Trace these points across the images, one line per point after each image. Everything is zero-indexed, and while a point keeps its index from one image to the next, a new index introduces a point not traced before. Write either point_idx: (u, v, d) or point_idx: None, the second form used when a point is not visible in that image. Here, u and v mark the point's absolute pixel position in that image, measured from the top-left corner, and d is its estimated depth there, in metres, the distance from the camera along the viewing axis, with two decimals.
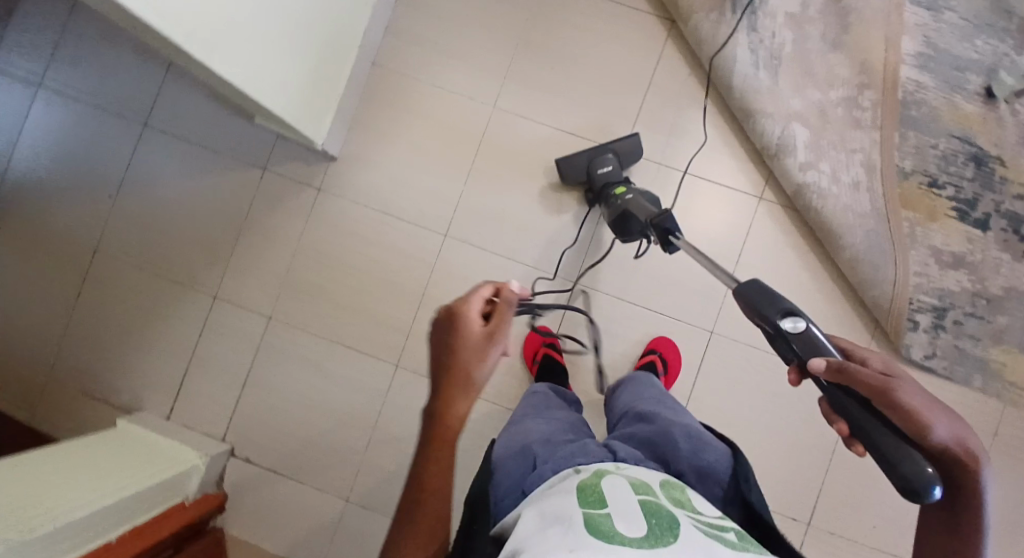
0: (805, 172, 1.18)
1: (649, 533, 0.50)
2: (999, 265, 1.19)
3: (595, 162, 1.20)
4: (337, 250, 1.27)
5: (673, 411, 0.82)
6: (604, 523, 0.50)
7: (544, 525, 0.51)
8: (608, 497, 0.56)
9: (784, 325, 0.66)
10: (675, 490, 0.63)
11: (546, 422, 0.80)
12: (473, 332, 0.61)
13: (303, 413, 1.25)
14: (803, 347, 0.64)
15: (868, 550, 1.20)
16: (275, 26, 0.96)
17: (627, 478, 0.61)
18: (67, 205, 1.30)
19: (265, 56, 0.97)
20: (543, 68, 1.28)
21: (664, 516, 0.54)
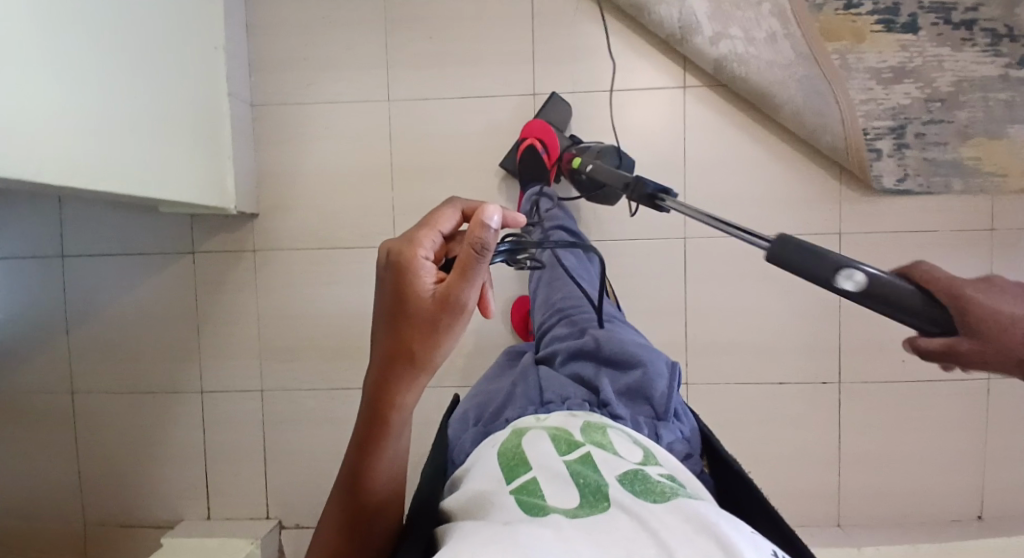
0: (718, 45, 1.11)
1: (581, 501, 0.54)
2: (942, 61, 1.13)
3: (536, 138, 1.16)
4: (297, 302, 1.24)
5: (611, 328, 0.86)
6: (534, 498, 0.54)
7: (480, 514, 0.55)
8: (531, 461, 0.59)
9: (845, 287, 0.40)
10: (595, 432, 0.64)
11: (492, 376, 0.88)
12: (421, 290, 0.54)
13: (330, 463, 1.25)
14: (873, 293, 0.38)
15: (905, 384, 1.20)
16: (135, 119, 0.91)
17: (547, 432, 0.64)
18: (27, 361, 1.27)
19: (141, 152, 0.92)
20: (420, 41, 1.21)
21: (587, 472, 0.57)
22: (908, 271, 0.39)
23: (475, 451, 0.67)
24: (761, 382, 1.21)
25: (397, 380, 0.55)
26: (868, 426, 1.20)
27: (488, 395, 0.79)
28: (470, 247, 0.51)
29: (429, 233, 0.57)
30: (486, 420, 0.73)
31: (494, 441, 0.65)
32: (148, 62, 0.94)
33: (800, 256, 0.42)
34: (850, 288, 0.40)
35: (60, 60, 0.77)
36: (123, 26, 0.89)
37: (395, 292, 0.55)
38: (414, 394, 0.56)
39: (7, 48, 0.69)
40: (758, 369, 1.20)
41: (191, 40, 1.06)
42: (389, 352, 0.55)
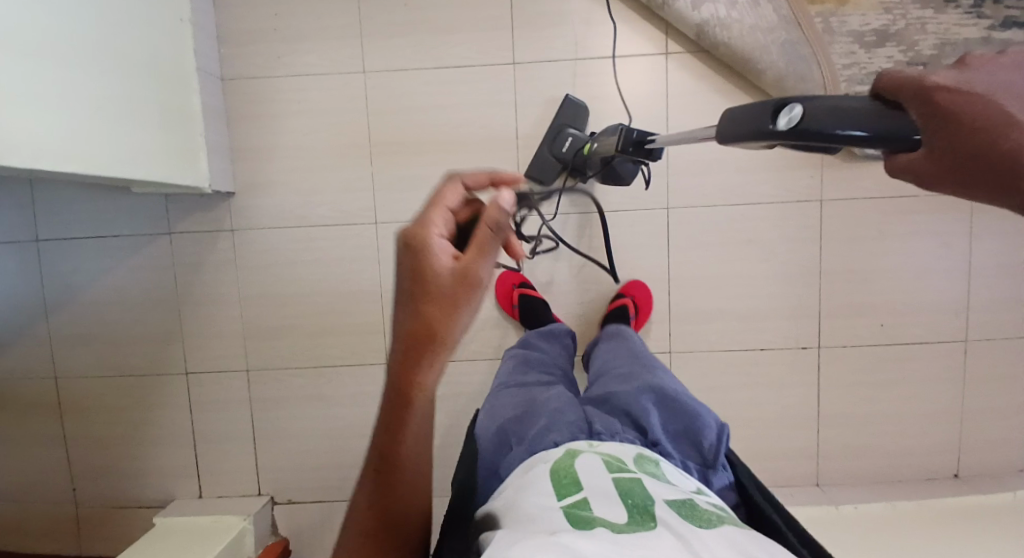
0: (699, 9, 1.08)
1: (628, 518, 0.62)
2: (926, 23, 1.12)
3: (555, 145, 1.15)
4: (279, 281, 1.23)
5: (647, 366, 0.94)
6: (584, 512, 0.63)
7: (531, 519, 0.63)
8: (583, 482, 0.67)
9: (779, 125, 0.50)
10: (647, 461, 0.74)
11: (523, 390, 0.94)
12: (439, 264, 0.58)
13: (320, 440, 1.26)
14: (814, 124, 0.48)
15: (885, 347, 1.22)
16: (102, 100, 0.88)
17: (599, 456, 0.73)
18: (7, 347, 1.26)
19: (108, 136, 0.90)
20: (394, 10, 1.17)
21: (636, 493, 0.66)
22: (870, 86, 0.47)
23: (524, 467, 0.75)
24: (743, 349, 1.22)
25: (417, 361, 0.58)
26: (847, 390, 1.23)
27: (528, 412, 0.85)
28: (487, 226, 0.58)
29: (442, 214, 0.61)
30: (532, 438, 0.79)
31: (549, 460, 0.73)
32: (111, 42, 0.91)
33: (745, 122, 0.54)
34: (785, 124, 0.50)
35: (20, 39, 0.75)
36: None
37: (411, 271, 0.59)
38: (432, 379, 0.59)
39: None
40: (740, 337, 1.22)
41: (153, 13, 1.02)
42: (412, 337, 0.58)
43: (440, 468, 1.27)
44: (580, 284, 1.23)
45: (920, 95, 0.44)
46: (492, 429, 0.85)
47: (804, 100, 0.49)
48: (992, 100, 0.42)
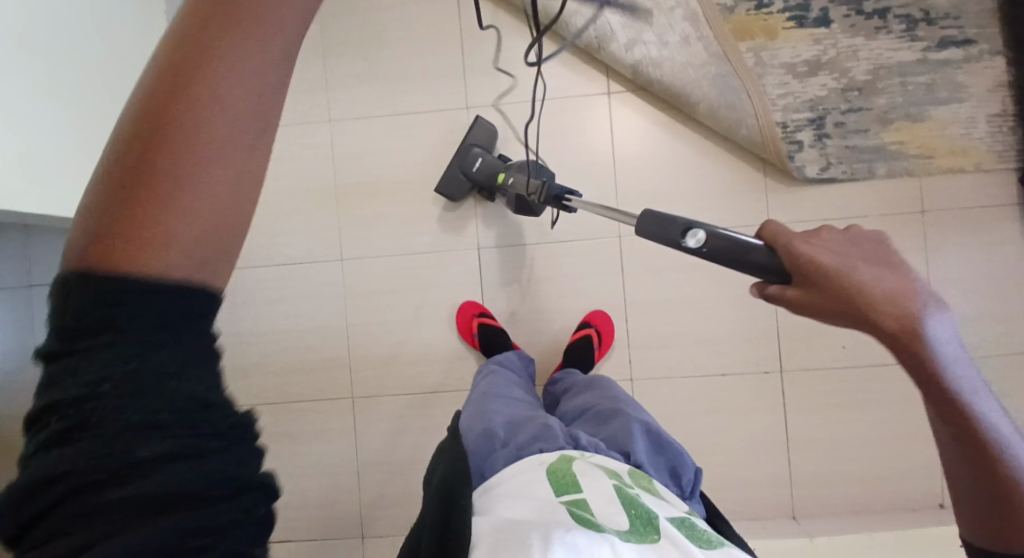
0: (632, 51, 1.16)
1: (632, 528, 0.60)
2: (857, 51, 1.16)
3: (465, 163, 1.20)
4: (249, 319, 1.29)
5: (630, 404, 0.93)
6: (584, 513, 0.62)
7: (533, 513, 0.62)
8: (586, 489, 0.66)
9: (689, 245, 0.55)
10: (642, 479, 0.73)
11: (509, 404, 0.91)
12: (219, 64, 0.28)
13: (289, 475, 1.28)
14: (715, 250, 0.53)
15: (849, 369, 1.20)
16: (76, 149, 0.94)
17: (600, 468, 0.71)
18: None
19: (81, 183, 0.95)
20: (357, 65, 1.27)
21: (641, 508, 0.64)
22: (760, 231, 0.52)
23: (510, 469, 0.72)
24: (702, 375, 1.22)
25: (129, 221, 0.28)
26: (815, 413, 1.20)
27: (515, 423, 0.82)
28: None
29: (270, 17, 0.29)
30: (518, 444, 0.77)
31: (542, 461, 0.72)
32: (97, 99, 0.99)
33: (658, 233, 0.58)
34: (695, 245, 0.55)
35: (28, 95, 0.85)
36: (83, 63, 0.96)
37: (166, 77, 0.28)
38: (212, 127, 0.28)
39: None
40: (698, 362, 1.22)
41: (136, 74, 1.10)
42: (199, 10, 0.28)
43: (404, 503, 1.26)
44: (539, 313, 1.26)
45: (825, 286, 0.47)
46: (480, 430, 0.81)
47: (713, 227, 0.54)
48: (869, 281, 0.47)
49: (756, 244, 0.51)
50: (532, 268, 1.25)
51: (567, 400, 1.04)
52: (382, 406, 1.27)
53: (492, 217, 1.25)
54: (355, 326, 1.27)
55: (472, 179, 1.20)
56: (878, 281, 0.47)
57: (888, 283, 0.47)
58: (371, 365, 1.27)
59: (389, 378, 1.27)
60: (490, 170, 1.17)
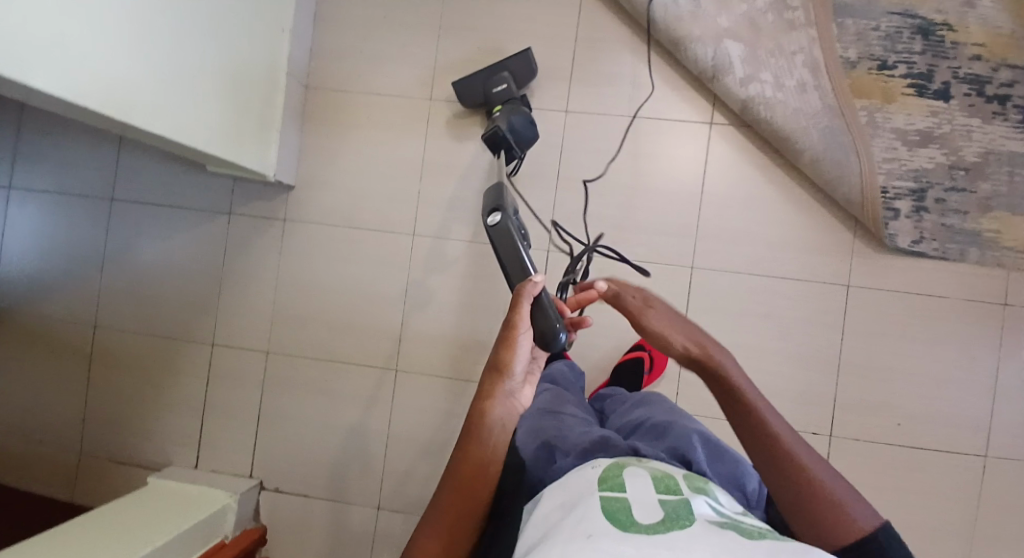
0: (746, 86, 1.14)
1: (668, 519, 0.59)
2: (971, 132, 1.14)
3: (490, 82, 1.20)
4: (314, 274, 1.30)
5: (684, 418, 0.93)
6: (623, 515, 0.60)
7: (571, 515, 0.61)
8: (629, 490, 0.64)
9: (488, 220, 0.88)
10: (697, 480, 0.70)
11: (567, 414, 0.90)
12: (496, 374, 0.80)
13: (319, 435, 1.29)
14: (498, 233, 0.87)
15: (897, 448, 1.18)
16: (146, 47, 0.90)
17: (649, 471, 0.69)
18: (59, 295, 1.36)
19: (149, 82, 0.92)
20: (469, 49, 1.29)
21: (682, 506, 0.61)
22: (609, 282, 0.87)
23: (567, 473, 0.71)
24: None
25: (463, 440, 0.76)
26: (855, 485, 1.18)
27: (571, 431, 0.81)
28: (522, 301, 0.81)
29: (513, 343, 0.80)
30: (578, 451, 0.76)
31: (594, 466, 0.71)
32: (213, 31, 1.04)
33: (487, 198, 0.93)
34: (494, 222, 0.88)
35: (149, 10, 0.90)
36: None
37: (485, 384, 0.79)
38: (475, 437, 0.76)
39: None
40: None
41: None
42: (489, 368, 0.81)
43: (425, 485, 1.26)
44: (596, 327, 1.25)
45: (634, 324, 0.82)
46: (534, 441, 0.80)
47: (505, 216, 0.88)
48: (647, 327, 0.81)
49: (517, 241, 0.87)
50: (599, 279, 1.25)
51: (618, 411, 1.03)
52: (423, 386, 1.27)
53: (571, 221, 1.25)
54: (414, 302, 1.28)
55: (486, 97, 1.20)
56: (650, 322, 0.81)
57: (654, 323, 0.80)
58: (422, 344, 1.28)
59: (437, 359, 1.27)
60: (508, 102, 1.18)
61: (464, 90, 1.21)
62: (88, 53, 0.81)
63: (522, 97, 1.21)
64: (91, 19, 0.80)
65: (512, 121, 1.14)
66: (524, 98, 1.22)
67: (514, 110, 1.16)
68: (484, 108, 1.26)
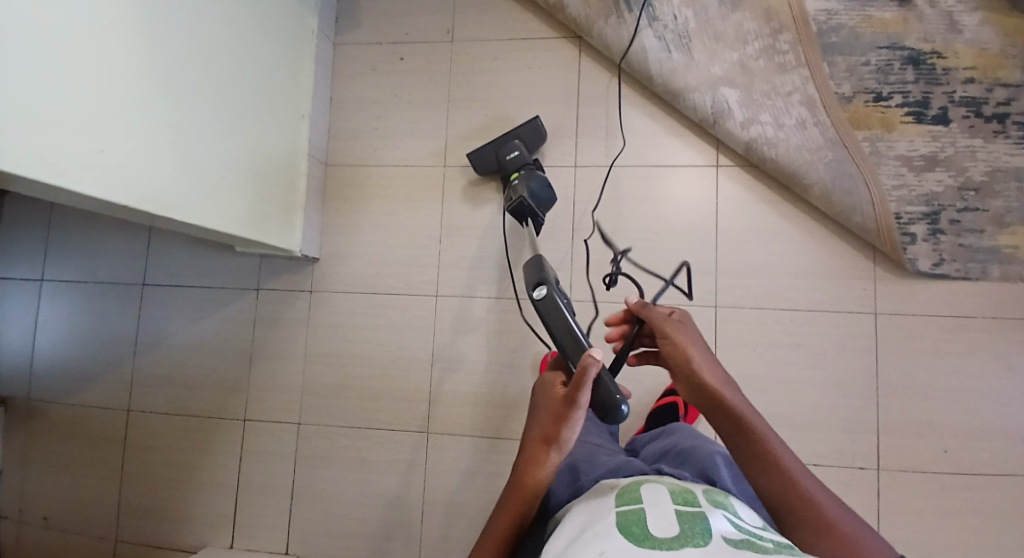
0: (748, 129, 1.19)
1: (682, 533, 0.61)
2: (975, 152, 1.16)
3: (501, 150, 1.25)
4: (341, 343, 1.33)
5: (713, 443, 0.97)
6: (638, 529, 0.63)
7: (591, 528, 0.65)
8: (647, 505, 0.68)
9: (534, 293, 0.90)
10: (716, 494, 0.73)
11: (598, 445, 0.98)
12: (549, 445, 0.76)
13: (355, 505, 1.28)
14: (547, 306, 0.88)
15: (949, 475, 1.14)
16: (178, 142, 0.97)
17: (668, 486, 0.73)
18: (95, 383, 1.39)
19: (182, 175, 0.98)
20: (477, 116, 1.35)
21: (697, 521, 0.63)
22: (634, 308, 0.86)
23: (587, 494, 0.78)
24: None
25: (514, 494, 0.77)
26: (911, 518, 1.13)
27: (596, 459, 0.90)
28: (586, 378, 0.72)
29: (574, 422, 0.74)
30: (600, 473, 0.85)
31: (615, 485, 0.76)
32: (236, 118, 1.10)
33: (528, 269, 0.93)
34: (539, 294, 0.89)
35: (178, 110, 0.96)
36: (228, 87, 1.08)
37: (536, 448, 0.76)
38: (528, 497, 0.76)
39: (139, 105, 0.89)
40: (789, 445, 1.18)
41: (250, 89, 1.15)
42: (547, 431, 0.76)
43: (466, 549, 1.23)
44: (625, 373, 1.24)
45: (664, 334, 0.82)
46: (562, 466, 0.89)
47: (552, 291, 0.89)
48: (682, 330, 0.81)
49: (567, 315, 0.87)
50: None
51: (647, 439, 1.08)
52: (456, 446, 1.26)
53: (590, 271, 1.27)
54: (441, 363, 1.29)
55: (500, 166, 1.25)
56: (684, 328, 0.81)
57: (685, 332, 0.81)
58: (452, 404, 1.28)
59: (467, 418, 1.27)
60: (521, 169, 1.23)
61: (478, 161, 1.27)
62: (126, 153, 0.87)
63: (535, 161, 1.26)
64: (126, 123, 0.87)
65: (529, 186, 1.19)
66: (537, 162, 1.27)
67: (534, 179, 1.20)
68: (499, 174, 1.30)
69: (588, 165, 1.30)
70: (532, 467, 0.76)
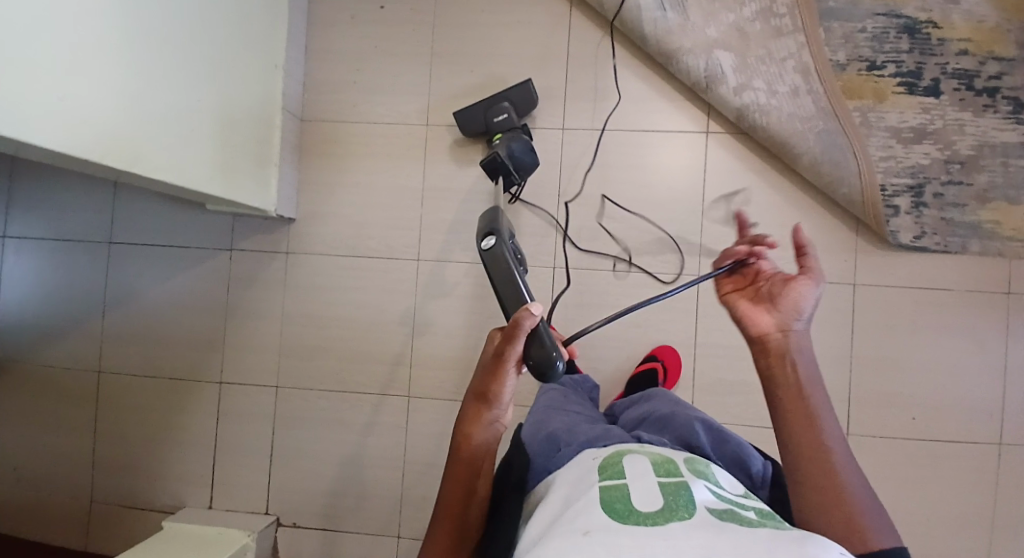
0: (740, 95, 1.15)
1: (665, 507, 0.61)
2: (964, 125, 1.15)
3: (490, 112, 1.21)
4: (319, 305, 1.30)
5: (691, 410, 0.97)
6: (621, 503, 0.63)
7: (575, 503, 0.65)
8: (630, 477, 0.68)
9: (482, 243, 0.85)
10: (697, 463, 0.74)
11: (578, 413, 0.98)
12: (485, 400, 0.76)
13: (334, 467, 1.28)
14: (491, 256, 0.84)
15: (914, 442, 1.18)
16: (144, 92, 0.90)
17: (649, 457, 0.73)
18: (62, 343, 1.35)
19: (148, 128, 0.91)
20: (461, 73, 1.29)
21: (680, 494, 0.64)
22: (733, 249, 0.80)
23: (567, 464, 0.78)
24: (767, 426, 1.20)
25: (460, 452, 0.77)
26: (875, 483, 1.18)
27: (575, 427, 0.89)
28: (518, 331, 0.72)
29: (507, 374, 0.75)
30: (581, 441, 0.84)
31: (596, 455, 0.76)
32: (207, 67, 1.03)
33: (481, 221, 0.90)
34: (487, 245, 0.85)
35: (143, 56, 0.89)
36: (198, 32, 1.01)
37: (475, 406, 0.77)
38: (472, 452, 0.77)
39: (100, 50, 0.82)
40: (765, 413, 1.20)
41: (222, 35, 1.07)
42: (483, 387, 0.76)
43: None
44: (607, 340, 1.25)
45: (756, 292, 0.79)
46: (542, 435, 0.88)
47: (500, 241, 0.84)
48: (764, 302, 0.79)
49: (512, 264, 0.82)
50: (605, 293, 1.25)
51: (625, 407, 1.08)
52: (436, 411, 1.26)
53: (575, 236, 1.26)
54: (422, 327, 1.28)
55: (487, 129, 1.22)
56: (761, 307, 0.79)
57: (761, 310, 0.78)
58: (432, 369, 1.27)
59: (448, 382, 1.26)
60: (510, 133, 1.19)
61: (464, 122, 1.22)
62: (86, 103, 0.80)
63: (523, 126, 1.23)
64: (85, 70, 0.80)
65: (511, 147, 1.14)
66: (524, 127, 1.23)
67: (514, 136, 1.17)
68: (484, 135, 1.26)
69: (576, 128, 1.27)
70: (472, 423, 0.77)
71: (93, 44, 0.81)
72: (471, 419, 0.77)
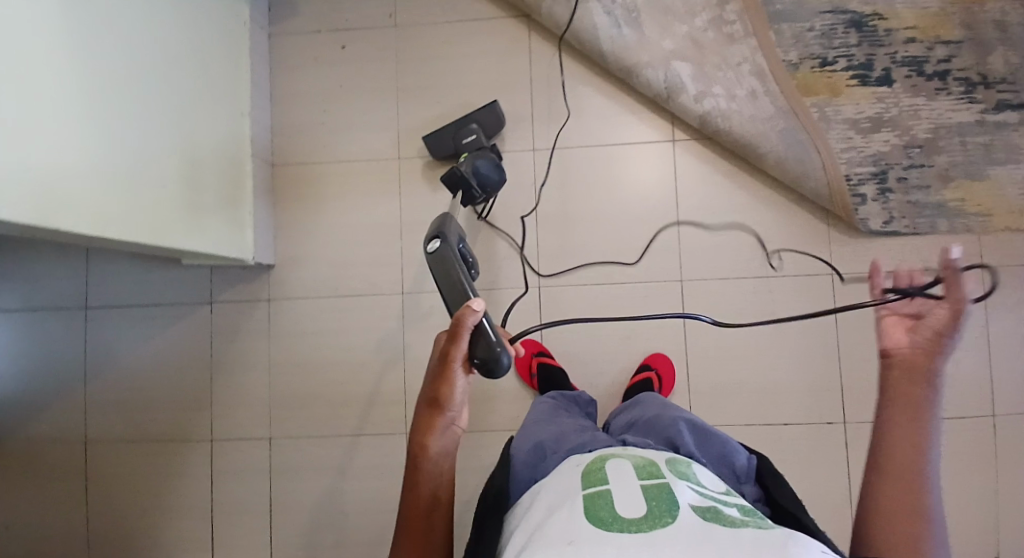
0: (702, 101, 1.19)
1: (649, 513, 0.61)
2: (918, 110, 1.19)
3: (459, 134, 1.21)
4: (307, 350, 1.28)
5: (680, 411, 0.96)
6: (604, 512, 0.62)
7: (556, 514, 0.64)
8: (612, 484, 0.67)
9: (428, 246, 0.85)
10: (680, 464, 0.73)
11: (566, 422, 0.98)
12: (433, 408, 0.72)
13: (336, 513, 1.25)
14: (437, 258, 0.83)
15: None
16: (111, 153, 0.89)
17: (631, 461, 0.73)
18: (45, 416, 1.31)
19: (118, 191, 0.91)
20: (428, 105, 1.31)
21: (662, 497, 0.63)
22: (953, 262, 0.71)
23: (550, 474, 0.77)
24: (765, 423, 1.21)
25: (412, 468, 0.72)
26: None
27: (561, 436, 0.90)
28: (463, 327, 0.71)
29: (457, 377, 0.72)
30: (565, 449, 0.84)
31: (578, 462, 0.75)
32: (171, 122, 1.03)
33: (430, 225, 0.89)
34: (432, 248, 0.84)
35: (106, 119, 0.89)
36: (158, 87, 1.00)
37: (423, 415, 0.72)
38: (428, 466, 0.72)
39: (61, 118, 0.81)
40: (762, 410, 1.21)
41: (184, 91, 1.07)
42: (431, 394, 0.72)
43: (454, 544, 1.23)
44: (599, 354, 1.25)
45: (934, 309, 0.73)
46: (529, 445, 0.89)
47: (445, 243, 0.84)
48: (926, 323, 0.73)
49: (456, 266, 0.82)
50: (592, 307, 1.25)
51: (616, 416, 1.08)
52: None
53: (555, 254, 1.27)
54: (412, 361, 1.27)
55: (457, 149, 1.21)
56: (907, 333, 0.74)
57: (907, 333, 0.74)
58: None
59: None
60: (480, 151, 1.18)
61: (435, 150, 1.24)
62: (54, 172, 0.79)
63: (493, 146, 1.22)
64: (48, 139, 0.79)
65: (477, 165, 1.12)
66: (495, 147, 1.23)
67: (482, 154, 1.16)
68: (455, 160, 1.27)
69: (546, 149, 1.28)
70: (422, 435, 0.72)
71: (54, 113, 0.80)
72: (421, 431, 0.72)
